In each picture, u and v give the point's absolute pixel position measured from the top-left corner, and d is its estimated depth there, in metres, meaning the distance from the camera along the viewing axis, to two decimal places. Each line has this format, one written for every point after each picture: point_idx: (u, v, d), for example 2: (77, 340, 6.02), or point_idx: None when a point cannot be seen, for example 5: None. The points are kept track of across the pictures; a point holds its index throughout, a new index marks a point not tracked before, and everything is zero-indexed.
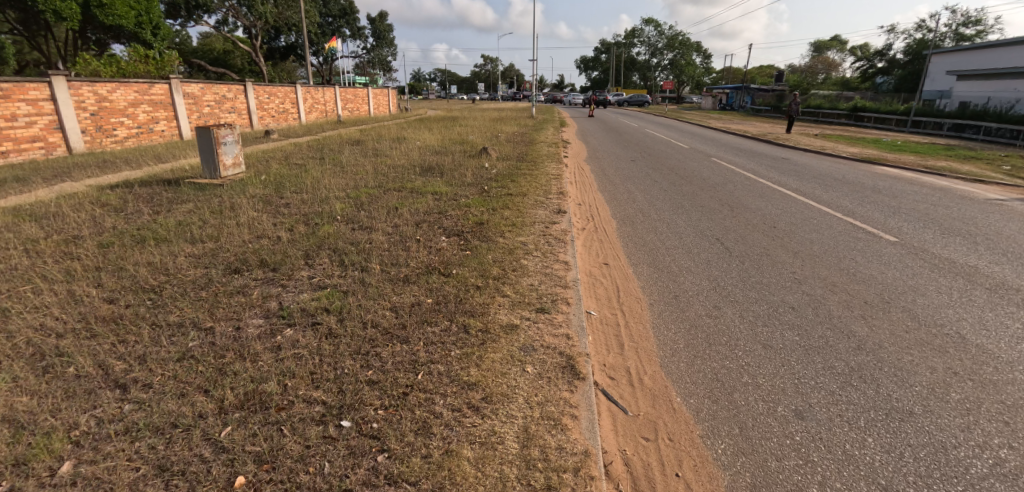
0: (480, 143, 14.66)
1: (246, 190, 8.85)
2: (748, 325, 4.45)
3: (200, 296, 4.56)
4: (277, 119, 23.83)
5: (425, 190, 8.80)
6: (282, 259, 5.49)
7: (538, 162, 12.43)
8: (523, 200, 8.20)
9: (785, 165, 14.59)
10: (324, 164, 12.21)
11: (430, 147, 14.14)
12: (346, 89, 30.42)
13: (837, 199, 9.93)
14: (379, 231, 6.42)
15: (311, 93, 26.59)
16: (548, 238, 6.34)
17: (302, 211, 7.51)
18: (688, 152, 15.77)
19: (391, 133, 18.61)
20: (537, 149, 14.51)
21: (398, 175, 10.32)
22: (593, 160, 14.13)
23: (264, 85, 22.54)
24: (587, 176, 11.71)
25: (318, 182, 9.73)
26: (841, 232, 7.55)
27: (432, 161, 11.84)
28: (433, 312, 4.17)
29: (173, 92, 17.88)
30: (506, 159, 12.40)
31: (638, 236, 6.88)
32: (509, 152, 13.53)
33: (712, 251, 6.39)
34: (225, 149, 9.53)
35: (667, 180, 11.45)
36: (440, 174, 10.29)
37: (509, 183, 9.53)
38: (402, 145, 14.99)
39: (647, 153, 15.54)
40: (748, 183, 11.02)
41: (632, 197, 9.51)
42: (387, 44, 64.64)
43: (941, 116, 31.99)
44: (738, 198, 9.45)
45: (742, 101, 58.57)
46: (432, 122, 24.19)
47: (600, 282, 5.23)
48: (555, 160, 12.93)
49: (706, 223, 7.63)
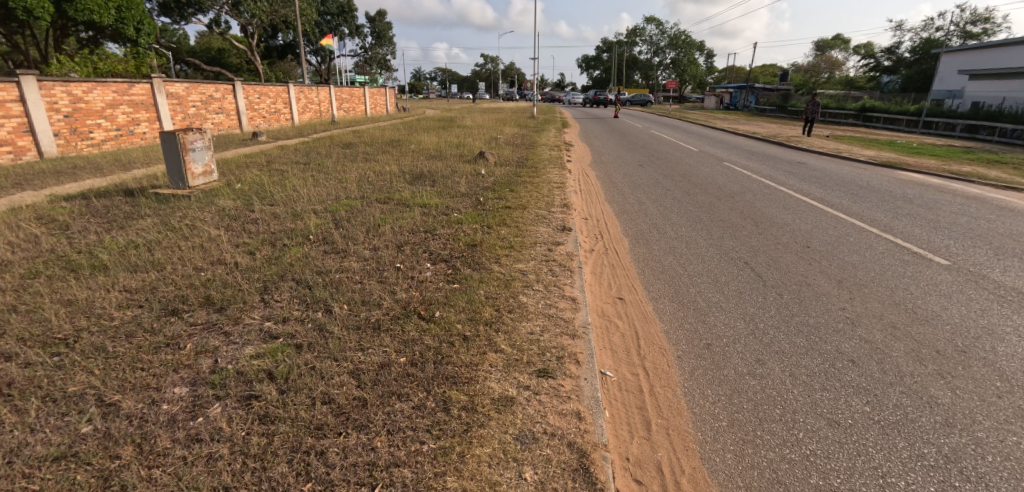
0: (477, 147, 13.73)
1: (214, 202, 7.94)
2: (803, 391, 3.55)
3: (119, 351, 3.67)
4: (268, 120, 22.90)
5: (413, 202, 7.88)
6: (233, 296, 4.60)
7: (539, 168, 11.50)
8: (522, 214, 7.28)
9: (802, 170, 13.62)
10: (308, 170, 11.30)
11: (424, 152, 13.23)
12: (342, 88, 29.46)
13: (868, 211, 9.00)
14: (354, 255, 5.51)
15: (304, 92, 25.61)
16: (551, 263, 5.41)
17: (271, 230, 6.61)
18: (698, 156, 14.79)
19: (384, 135, 17.69)
20: (538, 153, 13.57)
21: (386, 184, 9.40)
22: (597, 165, 13.16)
23: (253, 85, 21.59)
24: (591, 183, 10.76)
25: (296, 193, 8.82)
26: (884, 253, 6.62)
27: (424, 167, 10.92)
28: (404, 380, 3.25)
29: (155, 92, 16.95)
30: (504, 165, 11.47)
31: (654, 260, 5.95)
32: (508, 157, 12.60)
33: (742, 279, 5.46)
34: (193, 156, 8.62)
35: (679, 187, 10.49)
36: (432, 183, 9.37)
37: (507, 193, 8.60)
38: (395, 149, 14.07)
39: (655, 157, 14.55)
40: (768, 192, 10.06)
41: (643, 207, 8.56)
42: (386, 43, 63.71)
43: (954, 117, 31.03)
44: (760, 210, 8.50)
45: (746, 101, 57.58)
46: (429, 123, 23.25)
47: (615, 325, 4.30)
48: (557, 166, 11.98)
49: (730, 243, 6.70)
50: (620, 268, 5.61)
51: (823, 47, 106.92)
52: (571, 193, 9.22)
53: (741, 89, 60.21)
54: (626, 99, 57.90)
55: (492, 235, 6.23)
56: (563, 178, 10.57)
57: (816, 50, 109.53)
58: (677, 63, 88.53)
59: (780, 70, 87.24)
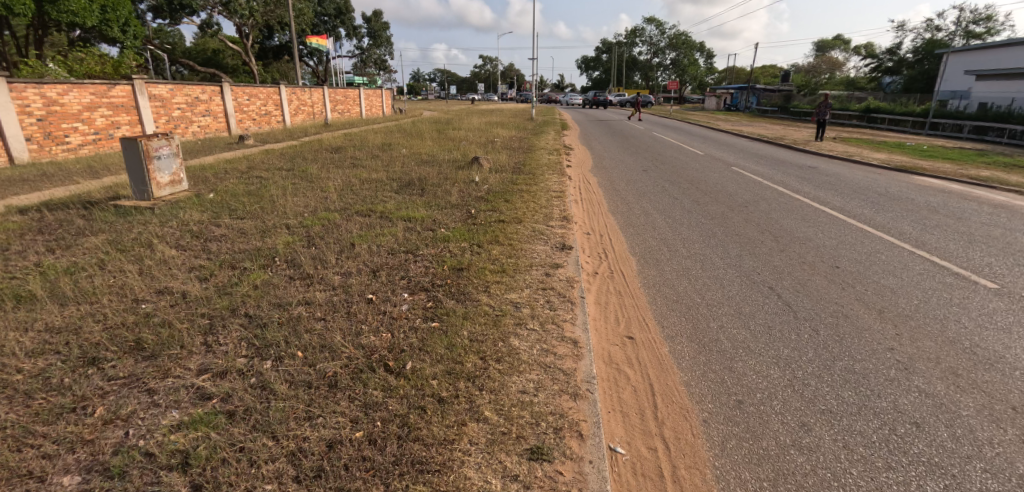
0: (473, 152, 12.98)
1: (179, 216, 7.20)
2: (863, 473, 2.83)
3: (10, 422, 2.98)
4: (258, 122, 22.13)
5: (397, 214, 7.13)
6: (170, 338, 3.89)
7: (538, 174, 10.75)
8: (518, 228, 6.52)
9: (816, 174, 12.86)
10: (291, 176, 10.56)
11: (416, 156, 12.48)
12: (336, 90, 28.69)
13: (894, 222, 8.25)
14: (320, 283, 4.78)
15: (296, 94, 24.82)
16: (548, 290, 4.68)
17: (234, 250, 5.90)
18: (705, 160, 14.05)
19: (377, 138, 16.95)
20: (537, 158, 12.82)
21: (371, 192, 8.65)
22: (598, 170, 12.41)
23: (242, 85, 20.81)
24: (592, 191, 10.01)
25: (272, 203, 8.09)
26: (923, 275, 5.88)
27: (414, 174, 10.17)
28: (358, 471, 2.54)
29: (137, 94, 16.20)
30: (501, 171, 10.71)
31: (666, 284, 5.22)
32: (505, 162, 11.84)
33: (769, 309, 4.73)
34: (158, 164, 7.90)
35: (688, 192, 9.74)
36: (420, 192, 8.63)
37: (501, 204, 7.85)
38: (385, 153, 13.31)
39: (660, 161, 13.81)
40: (784, 200, 9.31)
41: (650, 217, 7.82)
42: (384, 43, 62.94)
43: (962, 118, 30.28)
44: (778, 222, 7.75)
45: (748, 101, 56.80)
46: (425, 125, 22.49)
47: (625, 374, 3.58)
48: (555, 172, 11.24)
49: (749, 263, 5.97)
50: (628, 295, 4.89)
51: (823, 48, 106.21)
52: (572, 202, 8.48)
53: (743, 89, 59.46)
54: (626, 100, 57.17)
55: (482, 254, 5.48)
56: (562, 186, 9.83)
57: (817, 50, 108.83)
58: (678, 64, 87.83)
59: (781, 70, 86.53)
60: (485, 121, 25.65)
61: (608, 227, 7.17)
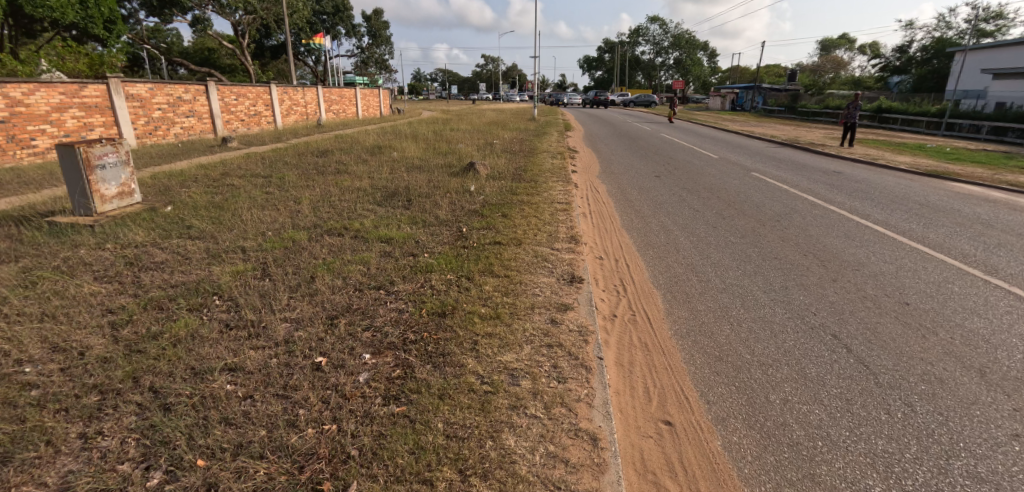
0: (469, 156, 11.86)
1: (120, 238, 6.13)
2: None
3: None
4: (248, 123, 21.01)
5: (374, 233, 6.04)
6: (39, 429, 2.86)
7: (540, 181, 9.63)
8: (517, 251, 5.43)
9: (844, 181, 11.74)
10: (265, 184, 9.47)
11: (407, 161, 11.35)
12: (330, 89, 27.54)
13: (952, 240, 7.15)
14: (259, 336, 3.72)
15: (288, 93, 23.69)
16: (555, 345, 3.61)
17: (170, 285, 4.86)
18: (721, 165, 12.93)
19: (368, 140, 15.84)
20: (539, 163, 11.71)
21: (349, 204, 7.57)
22: (606, 176, 11.30)
23: (229, 84, 19.70)
24: (602, 198, 8.90)
25: (235, 218, 7.00)
26: (1014, 314, 4.79)
27: (402, 181, 9.07)
28: None
29: (112, 94, 15.10)
30: (499, 178, 9.59)
31: (702, 330, 4.14)
32: (505, 167, 10.74)
33: (839, 371, 3.67)
34: (102, 175, 6.87)
35: (709, 202, 8.65)
36: (405, 204, 7.54)
37: (498, 217, 6.74)
38: (375, 157, 12.21)
39: (671, 166, 12.69)
40: (820, 212, 8.20)
41: (670, 233, 6.73)
42: (383, 42, 61.84)
43: (980, 118, 29.08)
44: (821, 241, 6.65)
45: (754, 101, 55.55)
46: (421, 126, 21.37)
47: (666, 491, 2.56)
48: (559, 179, 10.12)
49: (799, 298, 4.89)
50: (656, 348, 3.82)
51: (828, 47, 104.80)
52: (580, 214, 7.39)
53: (749, 88, 58.18)
54: (630, 100, 55.96)
55: (471, 290, 4.39)
56: (568, 194, 8.71)
57: (822, 49, 107.48)
58: (682, 63, 86.10)
59: (787, 69, 85.13)
60: (485, 121, 24.57)
61: (623, 246, 6.10)
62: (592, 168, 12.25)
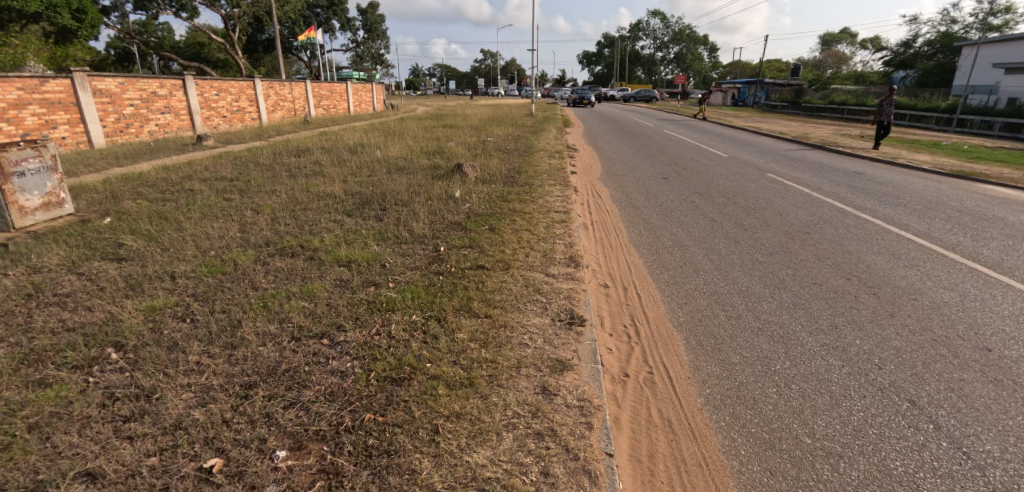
0: (458, 156, 10.83)
1: (32, 261, 5.13)
2: None
3: None
4: (230, 120, 19.94)
5: (332, 254, 5.03)
6: None
7: (535, 184, 8.61)
8: (503, 278, 4.44)
9: (868, 183, 10.73)
10: (228, 189, 8.46)
11: (390, 162, 10.34)
12: (320, 84, 26.42)
13: (1013, 257, 6.16)
14: (145, 417, 2.74)
15: (274, 88, 22.58)
16: (548, 433, 2.64)
17: (66, 326, 3.88)
18: (733, 165, 11.92)
19: (354, 138, 14.81)
20: (535, 163, 10.68)
21: (313, 215, 6.56)
22: (609, 177, 10.27)
23: (209, 79, 18.61)
24: (606, 204, 7.87)
25: (177, 232, 6.01)
26: None
27: (380, 185, 8.06)
28: None
29: (77, 89, 14.02)
30: (489, 180, 8.57)
31: (743, 398, 3.15)
32: (497, 168, 9.72)
33: (936, 470, 2.69)
34: (20, 183, 5.90)
35: (725, 209, 7.65)
36: (377, 213, 6.52)
37: (483, 231, 5.71)
38: (356, 157, 11.17)
39: (679, 166, 11.67)
40: (853, 223, 7.21)
41: (686, 250, 5.73)
42: (380, 36, 60.84)
43: (993, 115, 28.07)
44: (863, 261, 5.66)
45: (757, 96, 54.45)
46: (413, 123, 20.33)
47: None
48: (555, 181, 9.09)
49: (856, 344, 3.90)
50: (684, 429, 2.87)
51: (829, 41, 103.50)
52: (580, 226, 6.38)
53: (752, 83, 57.00)
54: (630, 95, 54.78)
55: (440, 339, 3.40)
56: (566, 200, 7.67)
57: (823, 43, 106.11)
58: (682, 58, 84.93)
59: (789, 63, 83.81)
60: (480, 117, 23.51)
61: (632, 268, 5.10)
62: (593, 169, 11.21)
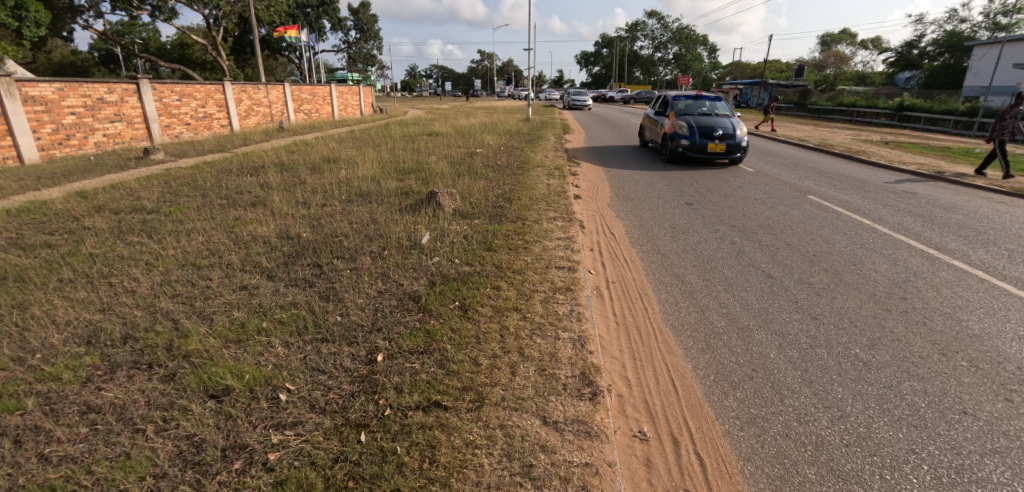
0: (437, 175, 8.93)
1: None
2: None
3: None
4: (195, 127, 18.03)
5: (205, 371, 3.21)
6: None
7: (528, 215, 6.73)
8: (467, 430, 2.63)
9: (929, 206, 8.93)
10: (137, 227, 6.61)
11: (354, 184, 8.46)
12: (300, 86, 24.51)
13: None
14: None
15: (247, 91, 20.67)
16: None
17: None
18: (763, 182, 10.12)
19: (324, 149, 12.97)
20: (530, 182, 8.80)
21: (218, 279, 4.72)
22: (621, 201, 8.40)
23: (168, 82, 16.69)
24: (623, 245, 6.04)
25: (15, 314, 4.19)
26: None
27: (327, 223, 6.19)
28: None
29: (3, 96, 12.01)
30: (469, 212, 6.68)
31: None
32: (482, 190, 7.78)
33: None
34: None
35: (777, 254, 5.82)
36: (304, 277, 4.66)
37: (447, 311, 3.84)
38: (316, 176, 9.29)
39: (701, 184, 9.80)
40: (950, 276, 5.41)
41: (748, 337, 3.91)
42: (372, 37, 59.01)
43: None
44: (1006, 355, 3.86)
45: (760, 97, 52.79)
46: (397, 129, 18.47)
47: None
48: (553, 209, 7.21)
49: None
50: None
51: (829, 41, 101.57)
52: (593, 291, 4.54)
53: (755, 84, 55.31)
54: (631, 97, 52.96)
55: None
56: (569, 241, 5.80)
57: (824, 45, 104.24)
58: (682, 58, 83.26)
59: (792, 64, 81.81)
60: (473, 123, 21.62)
61: (678, 382, 3.30)
62: (600, 189, 9.31)
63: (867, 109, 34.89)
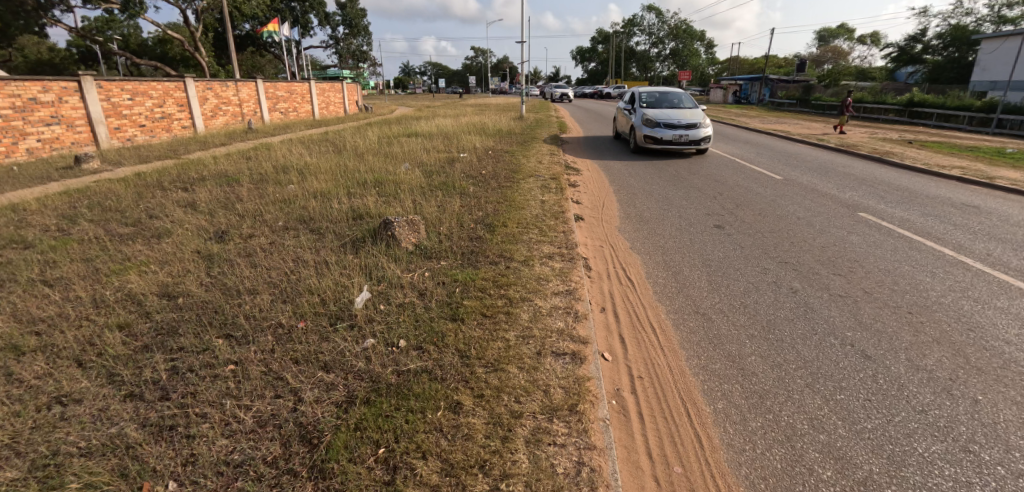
0: (405, 189, 7.24)
1: None
2: None
3: None
4: (151, 129, 16.27)
5: None
6: None
7: (514, 248, 5.04)
8: None
9: (1006, 223, 7.32)
10: None
11: (298, 203, 6.76)
12: (275, 83, 22.66)
13: None
14: None
15: (212, 89, 18.83)
16: None
17: None
18: (797, 193, 8.48)
19: (284, 155, 11.22)
20: (519, 198, 7.12)
21: (31, 382, 3.07)
22: (631, 217, 6.70)
23: (116, 79, 14.85)
24: (644, 293, 4.37)
25: None
26: None
27: (236, 268, 4.52)
28: None
29: None
30: (434, 245, 4.96)
31: None
32: (455, 212, 6.07)
33: None
34: None
35: (858, 313, 4.18)
36: (159, 380, 3.02)
37: (359, 476, 2.25)
38: (257, 191, 7.59)
39: (726, 194, 8.09)
40: None
41: None
42: (362, 32, 57.03)
43: None
44: None
45: (762, 93, 51.22)
46: (376, 130, 16.74)
47: None
48: (546, 235, 5.53)
49: None
50: None
51: (827, 36, 100.23)
52: (612, 401, 2.90)
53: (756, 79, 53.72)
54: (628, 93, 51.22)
55: None
56: (569, 290, 4.13)
57: (823, 40, 102.71)
58: (679, 54, 81.56)
59: (791, 60, 80.34)
60: (461, 122, 19.85)
61: None
62: (605, 201, 7.60)
63: (876, 105, 33.31)
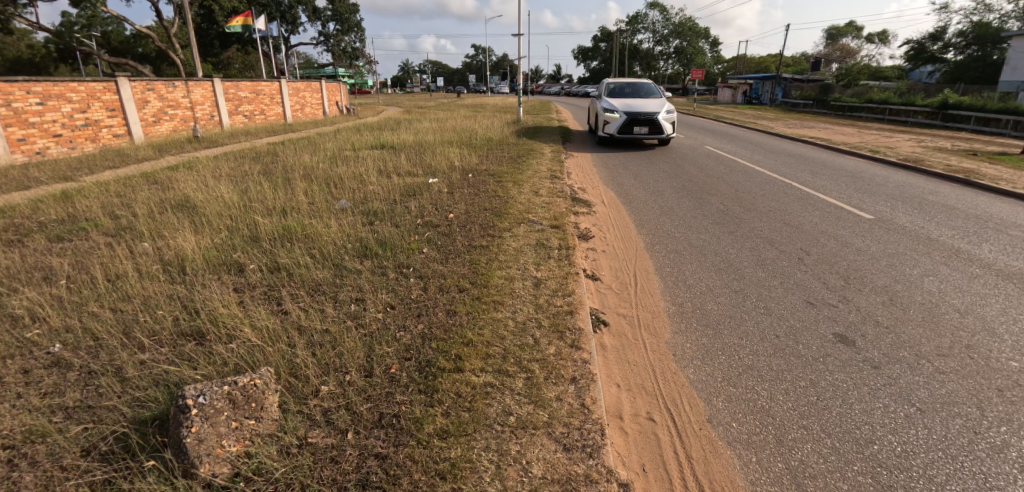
0: (311, 257, 4.46)
1: None
2: None
3: None
4: (70, 140, 13.51)
5: None
6: None
7: (462, 453, 2.31)
8: None
9: None
10: None
11: (120, 292, 4.00)
12: (237, 82, 19.91)
13: None
14: None
15: (152, 90, 16.02)
16: None
17: None
18: (919, 250, 5.68)
19: (197, 177, 8.47)
20: (498, 270, 4.33)
21: None
22: (685, 312, 3.96)
23: (15, 79, 12.07)
24: None
25: None
26: None
27: None
28: None
29: None
30: (284, 460, 2.25)
31: None
32: (370, 325, 3.29)
33: None
34: None
35: None
36: None
37: None
38: (87, 259, 4.83)
39: (816, 255, 5.33)
40: None
41: None
42: (353, 29, 54.32)
43: None
44: None
45: (774, 92, 48.41)
46: (342, 139, 13.98)
47: None
48: (537, 392, 2.75)
49: None
50: None
51: (833, 35, 97.45)
52: None
53: (767, 78, 50.86)
54: None
55: None
56: None
57: (830, 38, 99.80)
58: (684, 51, 78.75)
59: (799, 59, 77.50)
60: (446, 127, 17.10)
61: None
62: (637, 268, 4.81)
63: (902, 107, 30.55)
